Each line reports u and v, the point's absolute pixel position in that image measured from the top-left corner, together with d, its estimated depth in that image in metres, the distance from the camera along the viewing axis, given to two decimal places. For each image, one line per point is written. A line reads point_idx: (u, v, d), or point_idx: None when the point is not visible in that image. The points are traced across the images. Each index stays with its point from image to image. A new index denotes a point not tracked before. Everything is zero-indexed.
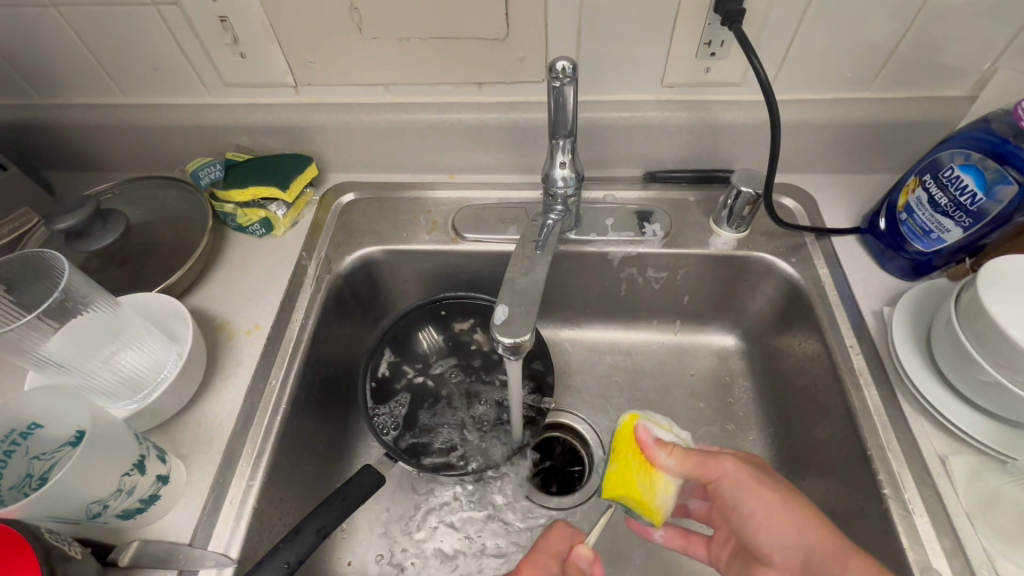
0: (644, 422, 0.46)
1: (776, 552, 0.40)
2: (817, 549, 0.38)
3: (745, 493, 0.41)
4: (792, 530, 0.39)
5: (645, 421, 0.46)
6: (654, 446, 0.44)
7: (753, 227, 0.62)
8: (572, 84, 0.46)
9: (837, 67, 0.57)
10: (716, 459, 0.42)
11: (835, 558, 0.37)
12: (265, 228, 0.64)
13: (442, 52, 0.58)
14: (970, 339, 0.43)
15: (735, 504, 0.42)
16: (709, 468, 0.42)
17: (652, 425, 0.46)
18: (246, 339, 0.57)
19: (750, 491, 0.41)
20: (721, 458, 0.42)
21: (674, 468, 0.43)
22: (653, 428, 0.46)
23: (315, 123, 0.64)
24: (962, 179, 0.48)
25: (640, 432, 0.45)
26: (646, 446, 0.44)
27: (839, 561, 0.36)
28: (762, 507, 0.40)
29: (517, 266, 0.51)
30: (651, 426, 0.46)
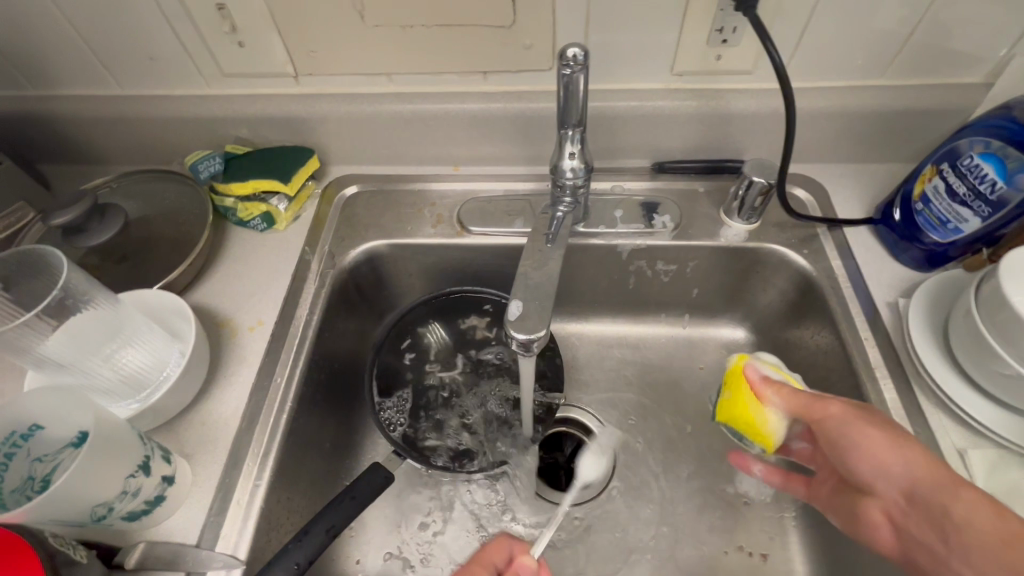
0: (753, 362, 0.47)
1: (881, 486, 0.38)
2: (926, 485, 0.35)
3: (861, 427, 0.38)
4: (906, 463, 0.36)
5: (753, 362, 0.47)
6: (761, 383, 0.45)
7: (764, 218, 0.61)
8: (583, 72, 0.44)
9: (851, 54, 0.56)
10: (824, 401, 0.41)
11: (948, 493, 0.34)
12: (267, 222, 0.63)
13: (446, 40, 0.56)
14: (990, 331, 0.42)
15: (840, 445, 0.39)
16: (816, 407, 0.41)
17: (759, 364, 0.47)
18: (250, 336, 0.55)
19: (860, 430, 0.38)
20: (829, 401, 0.41)
21: (780, 404, 0.43)
22: (761, 368, 0.46)
23: (317, 114, 0.63)
24: (982, 167, 0.47)
25: (747, 372, 0.46)
26: (755, 384, 0.45)
27: (953, 496, 0.34)
28: (873, 444, 0.38)
29: (530, 260, 0.50)
30: (759, 365, 0.46)
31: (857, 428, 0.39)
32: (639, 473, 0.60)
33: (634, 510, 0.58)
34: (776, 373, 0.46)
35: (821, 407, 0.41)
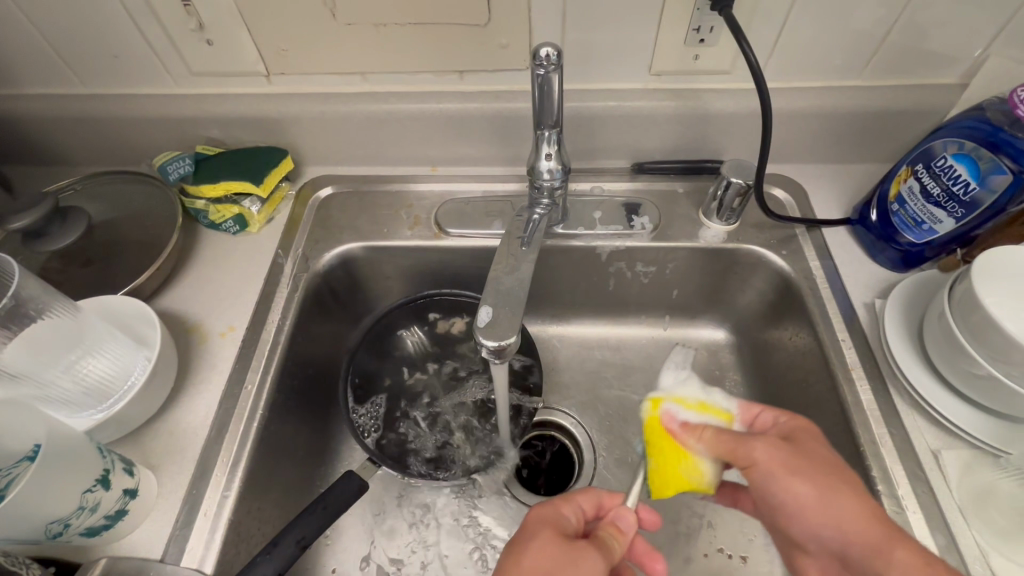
0: (667, 406, 0.44)
1: (811, 542, 0.37)
2: (858, 544, 0.35)
3: (782, 481, 0.37)
4: (835, 521, 0.35)
5: (669, 405, 0.45)
6: (683, 431, 0.42)
7: (742, 219, 0.61)
8: (558, 71, 0.44)
9: (828, 54, 0.56)
10: (748, 445, 0.39)
11: (879, 553, 0.34)
12: (239, 225, 0.61)
13: (421, 38, 0.55)
14: (963, 332, 0.42)
15: (765, 494, 0.38)
16: (741, 454, 0.39)
17: (676, 408, 0.44)
18: (220, 342, 0.54)
19: (786, 482, 0.37)
20: (753, 445, 0.38)
21: (704, 449, 0.41)
22: (677, 411, 0.44)
23: (290, 114, 0.62)
24: (955, 168, 0.47)
25: (665, 421, 0.44)
26: (676, 433, 0.43)
27: (884, 556, 0.34)
28: (799, 497, 0.36)
29: (501, 264, 0.49)
30: (675, 410, 0.44)
31: (790, 481, 0.37)
32: (620, 476, 0.60)
33: None
34: (695, 415, 0.44)
35: (746, 452, 0.38)
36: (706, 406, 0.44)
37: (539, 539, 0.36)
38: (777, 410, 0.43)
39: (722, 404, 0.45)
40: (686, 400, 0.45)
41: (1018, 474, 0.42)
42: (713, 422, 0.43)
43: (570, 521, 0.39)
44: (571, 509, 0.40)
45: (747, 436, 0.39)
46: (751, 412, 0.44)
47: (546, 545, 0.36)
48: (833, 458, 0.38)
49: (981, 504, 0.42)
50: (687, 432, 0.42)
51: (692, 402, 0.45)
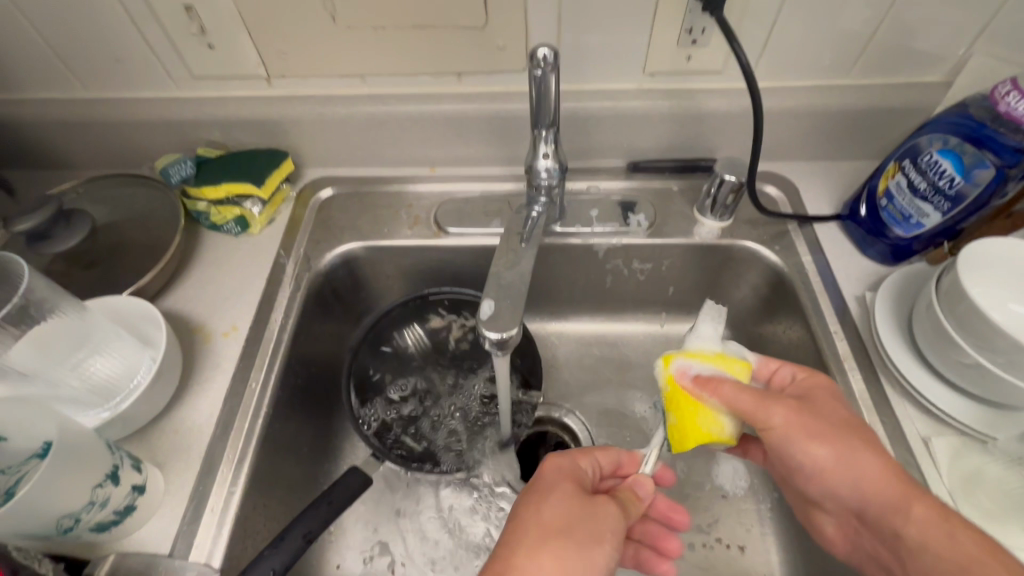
0: (679, 363, 0.43)
1: (830, 496, 0.41)
2: (874, 502, 0.38)
3: (802, 443, 0.40)
4: (852, 479, 0.39)
5: (681, 360, 0.43)
6: (697, 387, 0.42)
7: (736, 216, 0.63)
8: (554, 72, 0.45)
9: (817, 54, 0.57)
10: (769, 409, 0.40)
11: (894, 509, 0.37)
12: (240, 226, 0.62)
13: (419, 41, 0.56)
14: (950, 322, 0.44)
15: (785, 453, 0.41)
16: (765, 417, 0.40)
17: (689, 363, 0.43)
18: (224, 341, 0.55)
19: (804, 443, 0.40)
20: (774, 409, 0.40)
21: (723, 404, 0.41)
22: (691, 365, 0.43)
23: (290, 117, 0.62)
24: (941, 163, 0.48)
25: (678, 377, 0.42)
26: (690, 391, 0.42)
27: (899, 513, 0.37)
28: (820, 457, 0.39)
29: (500, 260, 0.50)
30: (689, 364, 0.43)
31: (809, 444, 0.40)
32: None
33: None
34: (710, 366, 0.43)
35: (767, 417, 0.40)
36: (724, 357, 0.44)
37: (556, 493, 0.40)
38: (794, 366, 0.45)
39: (736, 356, 0.45)
40: (699, 353, 0.43)
41: (1006, 458, 0.43)
42: (727, 373, 0.43)
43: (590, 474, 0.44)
44: (589, 465, 0.44)
45: (769, 399, 0.40)
46: (770, 367, 0.46)
47: (562, 496, 0.39)
48: (847, 416, 0.41)
49: (970, 488, 0.43)
50: (701, 388, 0.42)
51: (709, 355, 0.43)
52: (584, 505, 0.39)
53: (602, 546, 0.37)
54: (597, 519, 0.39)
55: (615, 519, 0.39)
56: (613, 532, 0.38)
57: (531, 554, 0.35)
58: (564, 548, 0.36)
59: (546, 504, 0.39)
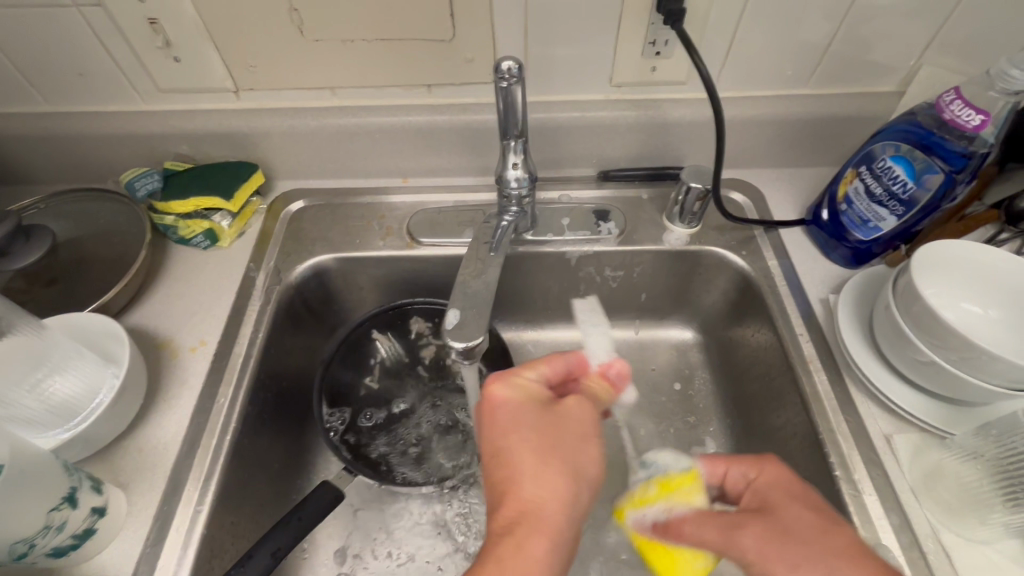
0: (632, 516, 0.44)
1: None
2: None
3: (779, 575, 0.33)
4: None
5: (633, 511, 0.44)
6: (659, 534, 0.42)
7: (704, 223, 0.64)
8: (520, 83, 0.45)
9: (777, 64, 0.59)
10: (738, 532, 0.37)
11: None
12: (209, 239, 0.61)
13: (387, 54, 0.57)
14: (906, 321, 0.45)
15: None
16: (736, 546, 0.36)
17: (640, 511, 0.43)
18: (191, 357, 0.54)
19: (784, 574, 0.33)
20: (740, 534, 0.36)
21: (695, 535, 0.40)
22: (644, 513, 0.43)
23: (259, 129, 0.62)
24: (894, 169, 0.50)
25: (637, 529, 0.43)
26: (656, 539, 0.42)
27: None
28: None
29: (468, 269, 0.50)
30: (641, 514, 0.43)
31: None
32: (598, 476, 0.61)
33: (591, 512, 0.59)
34: (659, 506, 0.43)
35: (734, 549, 0.36)
36: (667, 487, 0.44)
37: (527, 413, 0.39)
38: (744, 465, 0.42)
39: (675, 474, 0.45)
40: (644, 497, 0.44)
41: (960, 452, 0.43)
42: (679, 505, 0.42)
43: (536, 383, 0.42)
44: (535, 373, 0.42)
45: (732, 530, 0.37)
46: (716, 471, 0.43)
47: (531, 415, 0.39)
48: (814, 519, 0.35)
49: (931, 483, 0.44)
50: (665, 531, 0.42)
51: (652, 494, 0.44)
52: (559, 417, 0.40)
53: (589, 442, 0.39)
54: (574, 421, 0.40)
55: (584, 410, 0.41)
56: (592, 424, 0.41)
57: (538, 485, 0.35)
58: (568, 470, 0.36)
59: (524, 430, 0.38)
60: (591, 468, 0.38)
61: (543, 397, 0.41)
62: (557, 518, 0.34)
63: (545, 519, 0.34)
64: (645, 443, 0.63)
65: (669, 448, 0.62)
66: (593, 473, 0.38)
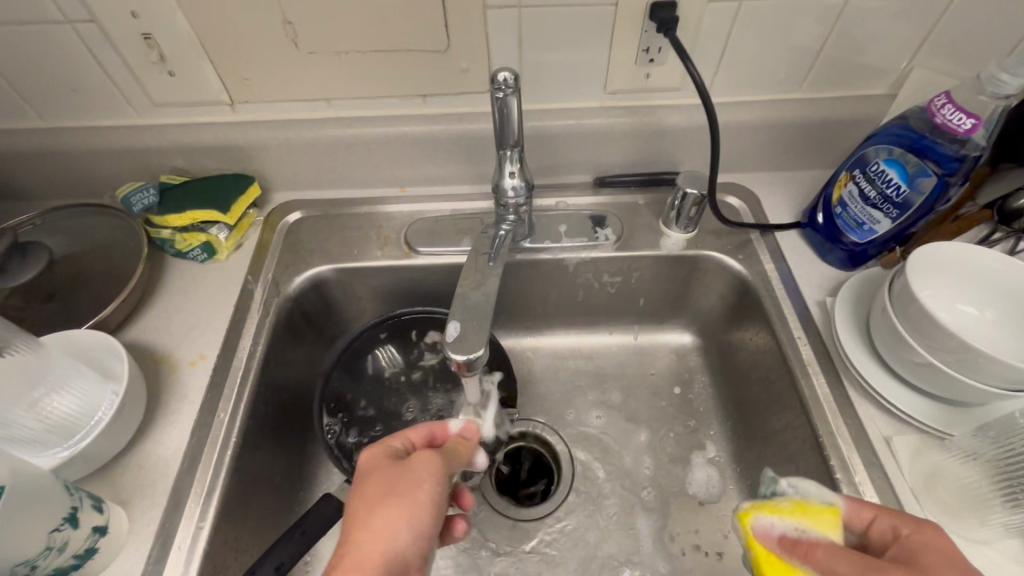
0: (761, 522, 0.40)
1: None
2: None
3: None
4: None
5: (762, 518, 0.40)
6: (783, 549, 0.38)
7: (700, 227, 0.64)
8: (516, 94, 0.46)
9: (770, 69, 0.60)
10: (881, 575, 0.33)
11: None
12: (207, 252, 0.61)
13: (383, 66, 0.57)
14: (903, 323, 0.45)
15: None
16: None
17: (772, 522, 0.40)
18: (191, 371, 0.54)
19: None
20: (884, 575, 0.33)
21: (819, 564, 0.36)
22: (771, 524, 0.40)
23: (255, 141, 0.62)
24: (888, 173, 0.51)
25: (761, 541, 0.39)
26: (780, 554, 0.38)
27: None
28: None
29: (467, 280, 0.50)
30: (772, 525, 0.40)
31: None
32: (601, 482, 0.61)
33: (594, 518, 0.59)
34: (791, 522, 0.39)
35: None
36: (804, 508, 0.40)
37: (379, 475, 0.41)
38: (898, 518, 0.38)
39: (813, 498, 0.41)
40: (777, 507, 0.41)
41: (958, 453, 0.43)
42: (813, 530, 0.39)
43: (398, 449, 0.44)
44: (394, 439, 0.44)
45: (874, 569, 0.34)
46: (862, 515, 0.39)
47: (385, 472, 0.41)
48: None
49: (930, 484, 0.44)
50: (790, 550, 0.38)
51: (785, 507, 0.40)
52: (395, 466, 0.41)
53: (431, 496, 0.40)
54: (411, 474, 0.41)
55: (433, 465, 0.42)
56: (436, 477, 0.41)
57: (376, 514, 0.38)
58: (399, 509, 0.38)
59: (367, 487, 0.40)
60: (421, 500, 0.39)
61: (394, 457, 0.43)
62: (389, 543, 0.37)
63: (368, 539, 0.37)
64: (647, 448, 0.63)
65: (671, 452, 0.63)
66: (415, 511, 0.39)
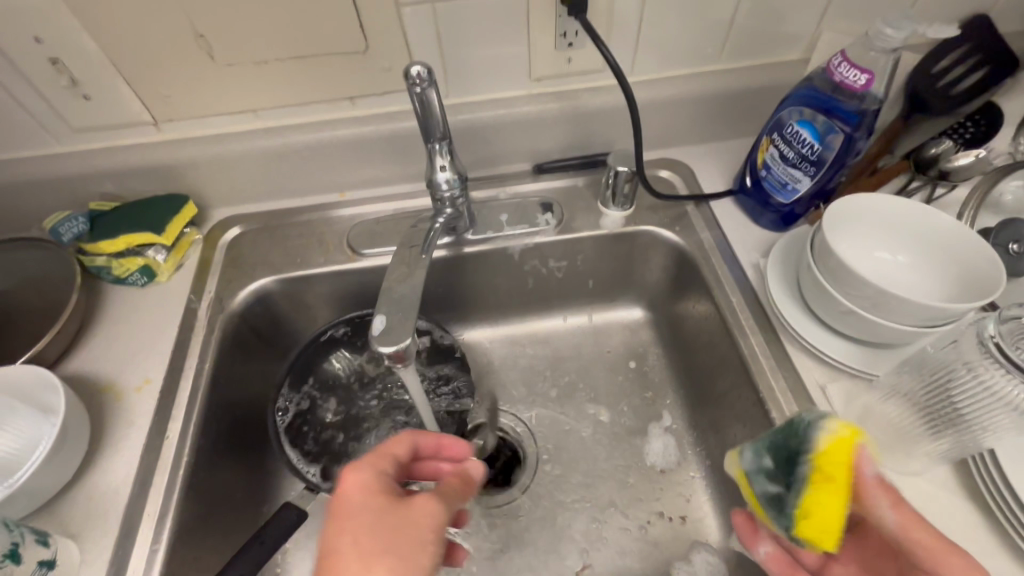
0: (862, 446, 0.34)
1: None
2: None
3: None
4: None
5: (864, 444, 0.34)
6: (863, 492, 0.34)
7: (638, 204, 0.66)
8: (433, 86, 0.47)
9: (687, 44, 0.61)
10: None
11: None
12: (145, 275, 0.60)
13: (302, 71, 0.57)
14: (826, 278, 0.47)
15: None
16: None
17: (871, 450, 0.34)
18: (137, 397, 0.53)
19: None
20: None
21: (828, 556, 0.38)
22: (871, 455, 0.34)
23: (185, 159, 0.61)
24: (801, 133, 0.53)
25: (858, 465, 0.33)
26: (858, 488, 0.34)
27: None
28: None
29: (396, 272, 0.50)
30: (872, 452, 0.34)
31: None
32: (564, 462, 0.62)
33: (561, 499, 0.60)
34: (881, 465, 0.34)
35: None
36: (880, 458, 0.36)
37: (365, 511, 0.37)
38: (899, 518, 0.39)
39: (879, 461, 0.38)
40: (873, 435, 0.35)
41: (885, 391, 0.46)
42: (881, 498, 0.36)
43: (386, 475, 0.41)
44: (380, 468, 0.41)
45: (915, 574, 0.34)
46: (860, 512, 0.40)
47: (376, 512, 0.37)
48: None
49: (864, 426, 0.46)
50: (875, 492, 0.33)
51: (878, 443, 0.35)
52: (394, 506, 0.38)
53: (426, 549, 0.36)
54: (408, 521, 0.37)
55: (433, 511, 0.38)
56: (437, 525, 0.37)
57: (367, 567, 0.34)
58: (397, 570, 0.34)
59: (358, 533, 0.36)
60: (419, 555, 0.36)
61: (389, 492, 0.39)
62: None
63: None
64: (606, 423, 0.65)
65: (629, 424, 0.64)
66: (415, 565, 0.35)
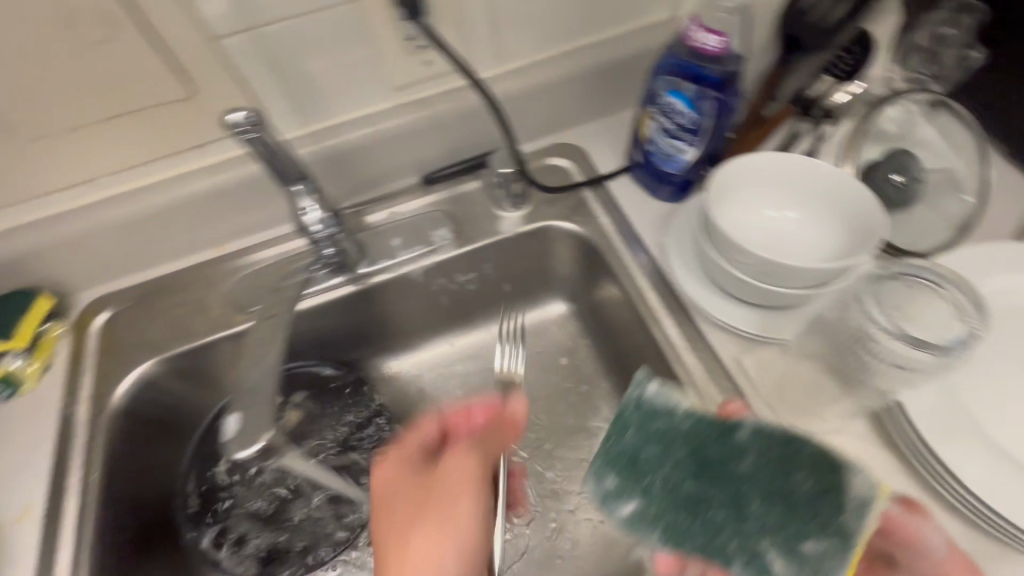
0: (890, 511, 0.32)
1: None
2: None
3: None
4: None
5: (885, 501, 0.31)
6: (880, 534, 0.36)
7: (534, 200, 0.62)
8: (261, 130, 0.42)
9: (548, 23, 0.57)
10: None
11: None
12: (7, 388, 0.52)
13: (128, 129, 0.50)
14: (716, 251, 0.46)
15: None
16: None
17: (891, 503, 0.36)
18: (17, 529, 0.47)
19: None
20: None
21: None
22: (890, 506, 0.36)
23: (17, 249, 0.52)
24: (675, 103, 0.50)
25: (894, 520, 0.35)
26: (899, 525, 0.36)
27: None
28: None
29: (247, 355, 0.48)
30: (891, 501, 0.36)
31: None
32: None
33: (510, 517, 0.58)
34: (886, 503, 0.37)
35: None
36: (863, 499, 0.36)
37: (397, 483, 0.43)
38: None
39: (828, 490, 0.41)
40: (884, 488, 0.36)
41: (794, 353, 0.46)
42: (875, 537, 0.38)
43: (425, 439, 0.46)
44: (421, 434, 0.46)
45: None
46: None
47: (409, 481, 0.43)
48: None
49: (781, 391, 0.46)
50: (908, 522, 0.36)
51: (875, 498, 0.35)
52: (425, 474, 0.43)
53: (462, 500, 0.41)
54: (443, 483, 0.42)
55: (463, 465, 0.43)
56: (468, 472, 0.42)
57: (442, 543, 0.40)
58: (433, 529, 0.40)
59: (396, 502, 0.42)
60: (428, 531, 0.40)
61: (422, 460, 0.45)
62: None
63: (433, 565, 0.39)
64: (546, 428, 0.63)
65: (569, 424, 0.63)
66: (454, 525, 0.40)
